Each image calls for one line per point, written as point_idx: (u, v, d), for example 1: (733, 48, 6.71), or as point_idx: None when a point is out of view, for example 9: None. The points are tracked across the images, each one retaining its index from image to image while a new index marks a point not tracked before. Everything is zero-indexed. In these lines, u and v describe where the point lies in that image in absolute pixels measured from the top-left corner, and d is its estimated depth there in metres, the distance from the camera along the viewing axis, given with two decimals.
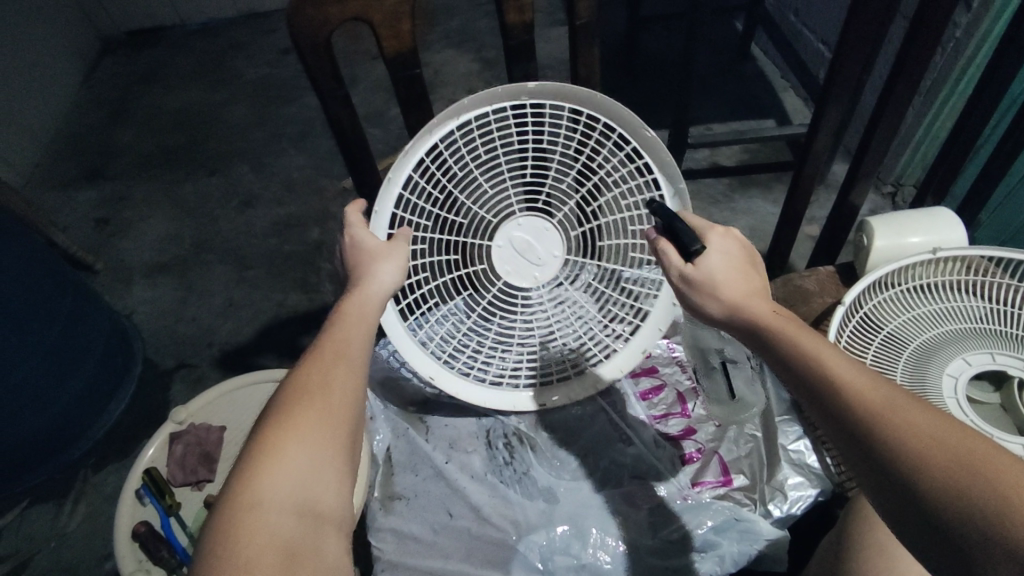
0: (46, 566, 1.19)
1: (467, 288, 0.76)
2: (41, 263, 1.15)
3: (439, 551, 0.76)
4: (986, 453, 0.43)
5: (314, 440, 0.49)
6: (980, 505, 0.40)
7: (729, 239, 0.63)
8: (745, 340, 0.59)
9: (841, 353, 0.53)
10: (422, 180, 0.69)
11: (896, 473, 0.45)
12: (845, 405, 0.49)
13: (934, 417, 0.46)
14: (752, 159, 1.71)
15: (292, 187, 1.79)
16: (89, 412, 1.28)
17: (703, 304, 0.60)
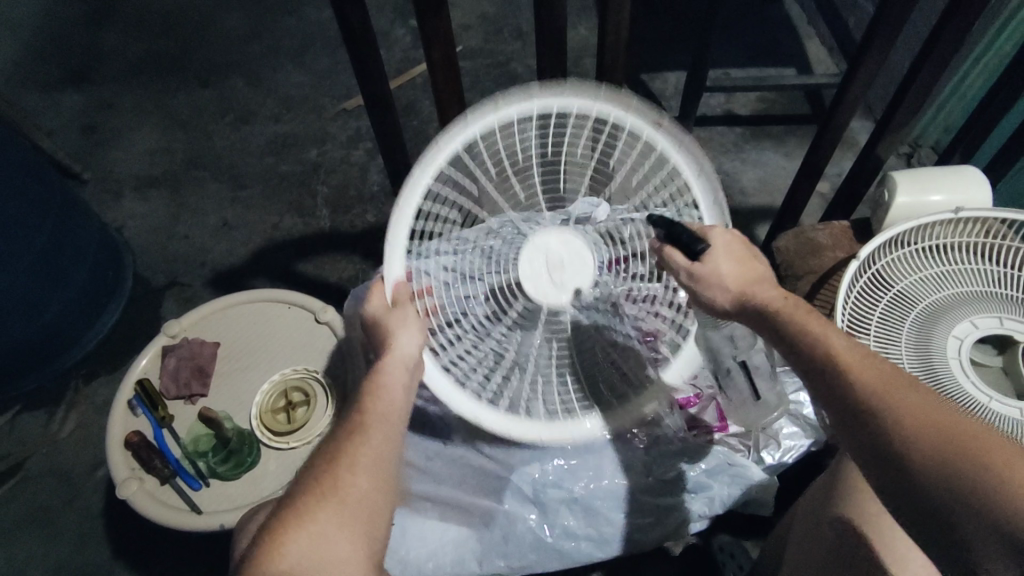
0: (38, 470, 1.20)
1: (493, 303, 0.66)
2: (25, 164, 1.09)
3: (431, 476, 0.76)
4: (972, 429, 0.46)
5: (327, 513, 0.52)
6: (968, 477, 0.43)
7: (728, 230, 0.60)
8: (756, 326, 0.59)
9: (840, 332, 0.55)
10: (443, 168, 0.61)
11: (885, 443, 0.48)
12: (846, 384, 0.51)
13: (929, 399, 0.48)
14: (770, 109, 1.64)
15: (289, 106, 1.71)
16: (78, 323, 1.26)
17: (709, 296, 0.60)
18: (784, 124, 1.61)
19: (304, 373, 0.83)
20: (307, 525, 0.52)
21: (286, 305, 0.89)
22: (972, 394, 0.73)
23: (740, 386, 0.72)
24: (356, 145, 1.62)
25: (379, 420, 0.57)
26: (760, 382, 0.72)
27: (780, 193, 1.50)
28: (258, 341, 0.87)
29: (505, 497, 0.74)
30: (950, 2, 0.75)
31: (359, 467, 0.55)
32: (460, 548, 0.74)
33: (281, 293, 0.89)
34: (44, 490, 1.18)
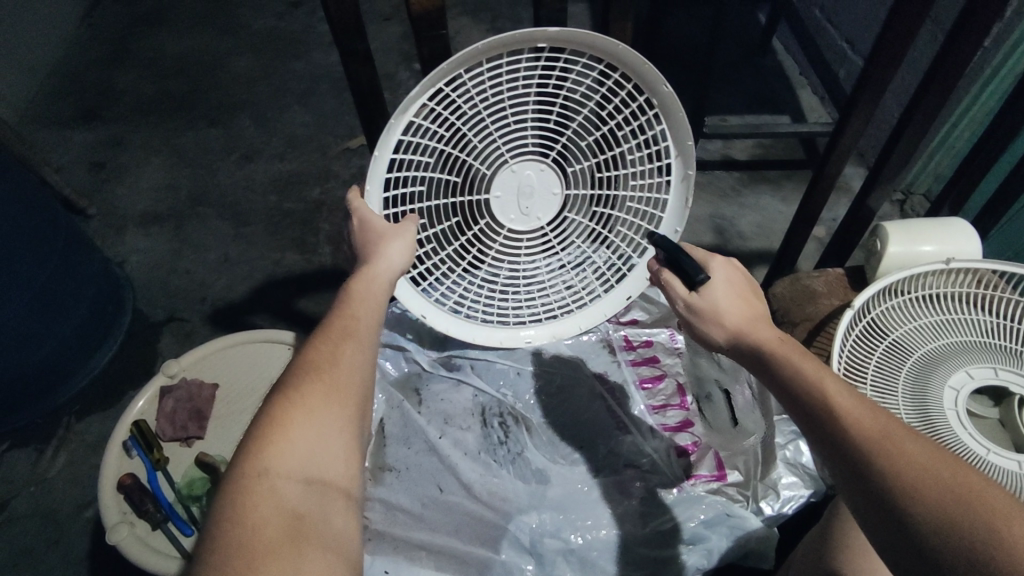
0: (25, 509, 1.18)
1: (460, 215, 0.76)
2: (33, 201, 1.11)
3: (426, 524, 0.74)
4: (977, 488, 0.44)
5: (320, 418, 0.50)
6: (974, 539, 0.42)
7: (728, 265, 0.65)
8: (749, 367, 0.60)
9: (838, 376, 0.54)
10: (430, 108, 0.66)
11: (885, 496, 0.46)
12: (843, 434, 0.50)
13: (926, 446, 0.47)
14: (763, 154, 1.69)
15: (295, 145, 1.75)
16: (74, 359, 1.26)
17: (706, 329, 0.63)
18: (777, 169, 1.65)
19: None
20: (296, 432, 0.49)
21: (285, 346, 0.90)
22: (972, 446, 0.73)
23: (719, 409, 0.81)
24: (359, 184, 1.65)
25: (363, 324, 0.58)
26: (739, 411, 0.80)
27: (776, 236, 1.52)
28: (257, 382, 0.88)
29: (501, 546, 0.72)
30: (935, 63, 0.78)
31: (347, 360, 0.54)
32: None
33: (279, 334, 0.90)
34: (30, 530, 1.16)
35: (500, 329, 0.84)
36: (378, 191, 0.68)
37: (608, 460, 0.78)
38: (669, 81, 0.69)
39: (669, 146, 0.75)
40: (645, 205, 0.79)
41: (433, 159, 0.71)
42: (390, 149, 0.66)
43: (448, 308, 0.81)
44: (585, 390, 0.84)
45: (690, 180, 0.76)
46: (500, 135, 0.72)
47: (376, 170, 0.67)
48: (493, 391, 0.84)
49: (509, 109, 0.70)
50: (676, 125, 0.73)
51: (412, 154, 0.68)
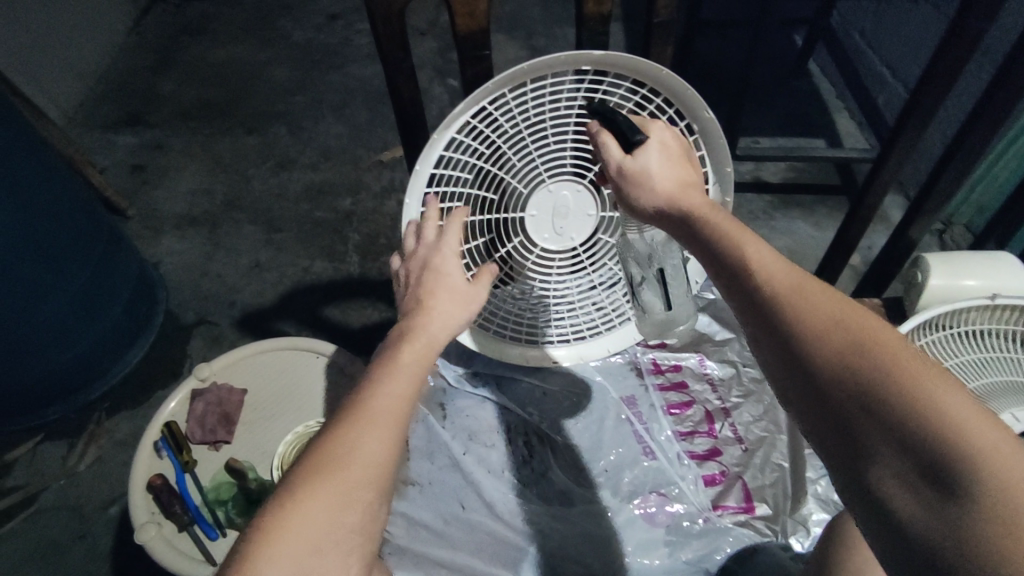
0: (53, 502, 1.21)
1: (494, 232, 0.77)
2: (75, 202, 1.14)
3: (447, 541, 0.74)
4: (898, 347, 0.40)
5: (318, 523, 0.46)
6: (885, 392, 0.38)
7: (667, 132, 0.64)
8: (676, 230, 0.60)
9: (764, 242, 0.52)
10: (471, 125, 0.68)
11: (805, 356, 0.43)
12: (756, 284, 0.48)
13: (842, 300, 0.44)
14: (796, 179, 1.67)
15: (329, 155, 1.78)
16: (107, 356, 1.29)
17: (635, 193, 0.62)
18: (811, 194, 1.63)
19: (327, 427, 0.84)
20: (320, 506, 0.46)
21: (314, 355, 0.91)
22: None
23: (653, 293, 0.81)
24: (389, 196, 1.67)
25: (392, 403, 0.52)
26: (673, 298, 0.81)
27: (808, 262, 1.50)
28: (286, 389, 0.89)
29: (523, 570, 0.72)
30: (985, 96, 0.76)
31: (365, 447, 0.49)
32: None
33: (309, 342, 0.91)
34: (57, 523, 1.19)
35: (528, 346, 0.84)
36: (416, 205, 0.69)
37: (633, 487, 0.77)
38: (711, 106, 0.70)
39: (707, 172, 0.77)
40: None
41: (472, 176, 0.72)
42: (431, 163, 0.68)
43: (478, 323, 0.81)
44: (612, 414, 0.83)
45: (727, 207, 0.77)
46: (540, 156, 0.73)
47: (416, 185, 0.69)
48: (518, 408, 0.84)
49: (548, 129, 0.71)
50: (716, 151, 0.74)
51: (451, 170, 0.70)
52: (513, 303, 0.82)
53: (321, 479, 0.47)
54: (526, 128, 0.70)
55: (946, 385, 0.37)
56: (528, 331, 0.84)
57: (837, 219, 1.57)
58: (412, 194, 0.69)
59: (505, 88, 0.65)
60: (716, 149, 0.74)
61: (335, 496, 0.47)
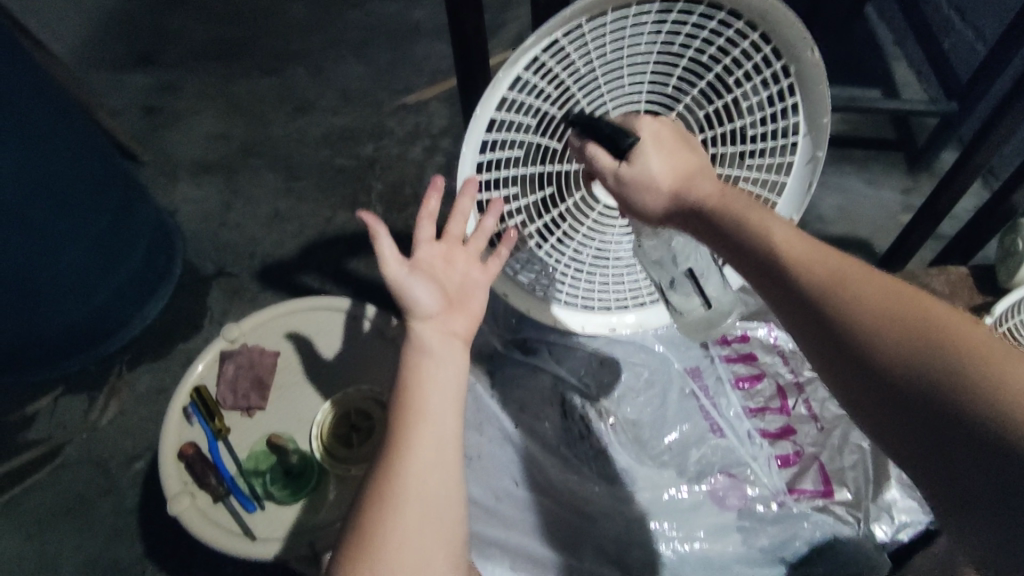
0: (77, 456, 1.18)
1: (555, 185, 0.68)
2: (86, 146, 1.05)
3: (501, 519, 0.73)
4: (958, 333, 0.39)
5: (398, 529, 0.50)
6: (958, 389, 0.37)
7: (655, 122, 0.59)
8: (693, 226, 0.58)
9: (794, 233, 0.50)
10: (538, 62, 0.58)
11: (868, 362, 0.42)
12: (799, 287, 0.47)
13: (885, 289, 0.44)
14: (852, 131, 1.52)
15: (349, 98, 1.66)
16: (126, 308, 1.24)
17: (643, 198, 0.60)
18: (866, 149, 1.49)
19: (368, 396, 0.81)
20: (402, 514, 0.50)
21: (346, 315, 0.86)
22: None
23: (687, 294, 0.73)
24: (413, 143, 1.57)
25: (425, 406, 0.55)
26: (710, 290, 0.73)
27: (862, 221, 1.40)
28: (320, 351, 0.84)
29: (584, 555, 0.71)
30: None
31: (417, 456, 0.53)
32: None
33: (340, 302, 0.86)
34: (82, 478, 1.16)
35: (584, 313, 0.77)
36: (472, 154, 0.61)
37: (700, 467, 0.75)
38: (816, 45, 0.59)
39: (798, 122, 0.67)
40: (759, 188, 0.72)
41: (535, 123, 0.62)
42: (492, 107, 0.59)
43: (531, 287, 0.74)
44: (673, 388, 0.79)
45: (819, 164, 0.68)
46: (612, 100, 0.64)
47: (474, 131, 0.60)
48: (573, 378, 0.80)
49: (625, 68, 0.61)
50: (814, 98, 0.64)
51: (511, 115, 0.61)
52: (569, 266, 0.73)
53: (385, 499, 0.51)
54: (601, 67, 0.60)
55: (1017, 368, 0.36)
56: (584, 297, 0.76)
57: (894, 175, 1.45)
58: (469, 140, 0.61)
59: (583, 19, 0.55)
60: (818, 95, 0.63)
61: (417, 502, 0.51)
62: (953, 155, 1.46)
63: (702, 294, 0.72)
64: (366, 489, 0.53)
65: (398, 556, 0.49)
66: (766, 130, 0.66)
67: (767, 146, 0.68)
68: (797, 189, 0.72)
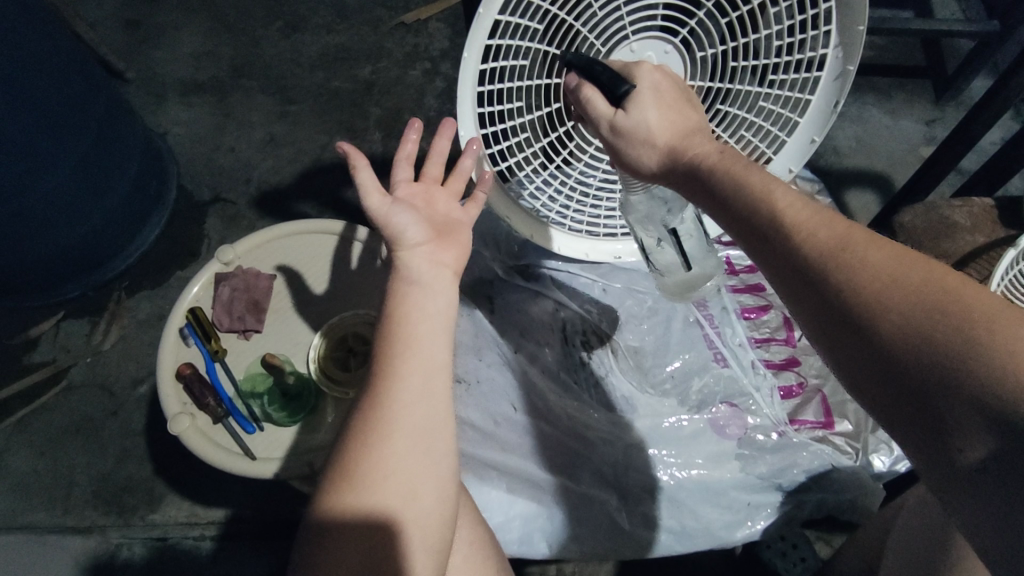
0: (83, 379, 1.19)
1: (563, 100, 0.62)
2: (68, 59, 0.98)
3: (498, 442, 0.72)
4: (961, 295, 0.38)
5: (389, 465, 0.49)
6: (962, 352, 0.36)
7: (656, 71, 0.56)
8: (683, 185, 0.54)
9: (788, 188, 0.48)
10: None
11: (863, 327, 0.40)
12: (794, 247, 0.44)
13: (885, 248, 0.42)
14: (877, 58, 1.41)
15: (344, 13, 1.55)
16: (121, 234, 1.21)
17: (636, 152, 0.56)
18: (889, 77, 1.40)
19: (366, 320, 0.80)
20: (392, 452, 0.50)
21: (336, 238, 0.84)
22: None
23: (669, 254, 0.70)
24: (413, 64, 1.49)
25: (414, 343, 0.53)
26: (690, 251, 0.69)
27: (879, 152, 1.34)
28: (317, 276, 0.83)
29: (581, 478, 0.73)
30: None
31: (407, 394, 0.51)
32: (528, 526, 0.71)
33: (333, 226, 0.83)
34: (88, 399, 1.17)
35: (588, 240, 0.74)
36: (474, 61, 0.57)
37: (702, 397, 0.76)
38: None
39: (829, 33, 0.61)
40: (782, 106, 0.67)
41: (543, 27, 0.57)
42: (497, 7, 0.54)
43: (535, 211, 0.70)
44: (679, 318, 0.79)
45: (849, 80, 0.63)
46: (628, 4, 0.58)
47: (477, 36, 0.55)
48: (576, 306, 0.80)
49: None
50: (848, 6, 0.59)
51: (518, 17, 0.55)
52: (575, 188, 0.70)
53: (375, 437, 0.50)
54: None
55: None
56: (589, 222, 0.74)
57: (917, 106, 1.37)
58: (470, 46, 0.56)
59: None
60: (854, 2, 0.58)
61: (407, 439, 0.50)
62: (983, 85, 1.38)
63: (685, 259, 0.69)
64: (351, 423, 0.51)
65: (384, 499, 0.49)
66: (794, 41, 0.61)
67: (793, 59, 0.62)
68: (821, 110, 0.67)
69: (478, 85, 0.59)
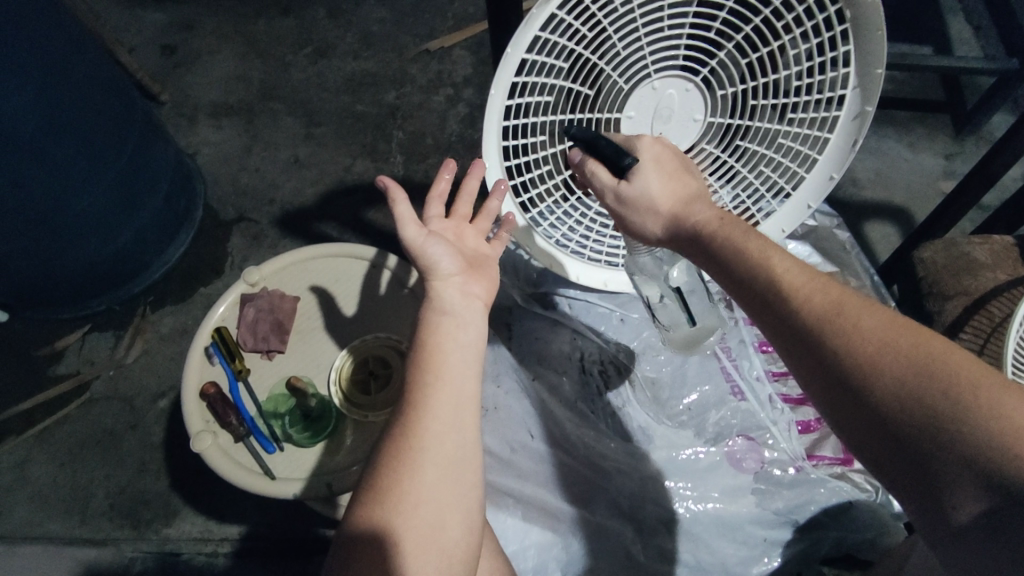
0: (106, 392, 1.21)
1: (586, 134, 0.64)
2: (107, 84, 1.03)
3: (515, 470, 0.73)
4: (945, 357, 0.41)
5: (416, 496, 0.50)
6: (951, 413, 0.39)
7: (656, 144, 0.58)
8: (686, 248, 0.58)
9: (782, 252, 0.52)
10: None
11: (860, 389, 0.43)
12: (792, 312, 0.48)
13: (871, 313, 0.46)
14: (896, 92, 1.42)
15: (370, 41, 1.59)
16: (149, 250, 1.25)
17: (638, 219, 0.59)
18: (908, 111, 1.40)
19: (388, 347, 0.81)
20: (421, 480, 0.50)
21: (367, 264, 0.86)
22: None
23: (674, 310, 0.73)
24: (435, 91, 1.52)
25: (444, 380, 0.54)
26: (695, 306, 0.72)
27: (898, 185, 1.34)
28: (337, 298, 0.85)
29: (596, 509, 0.73)
30: None
31: (436, 424, 0.52)
32: (543, 555, 0.71)
33: (357, 249, 0.85)
34: (110, 412, 1.20)
35: (605, 270, 0.75)
36: (501, 97, 0.59)
37: (718, 429, 0.76)
38: None
39: (848, 74, 0.63)
40: (801, 144, 0.68)
41: (568, 67, 0.59)
42: (524, 46, 0.56)
43: (554, 241, 0.71)
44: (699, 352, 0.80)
45: (868, 119, 0.64)
46: (651, 45, 0.60)
47: (503, 74, 0.57)
48: (593, 335, 0.81)
49: (666, 9, 0.57)
50: (868, 46, 0.60)
51: (544, 57, 0.57)
52: (595, 222, 0.72)
53: (405, 466, 0.51)
54: (637, 5, 0.56)
55: (1003, 396, 0.38)
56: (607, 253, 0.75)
57: (936, 140, 1.37)
58: (497, 84, 0.58)
59: None
60: (873, 45, 0.59)
61: (437, 469, 0.51)
62: (1004, 120, 1.38)
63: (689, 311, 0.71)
64: (380, 452, 0.53)
65: (413, 529, 0.49)
66: (813, 83, 0.62)
67: (813, 99, 0.64)
68: (841, 148, 0.68)
69: (504, 120, 0.61)
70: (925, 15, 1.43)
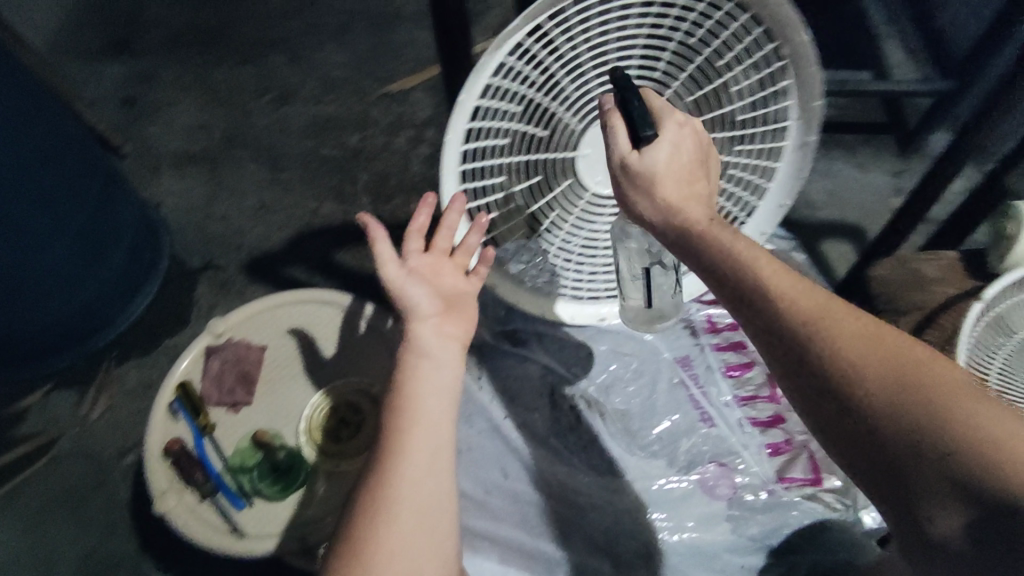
0: (68, 452, 1.17)
1: (542, 172, 0.66)
2: (66, 141, 1.02)
3: (492, 513, 0.74)
4: (921, 370, 0.43)
5: (394, 547, 0.49)
6: (932, 424, 0.40)
7: (683, 128, 0.57)
8: (673, 245, 0.56)
9: (771, 258, 0.52)
10: (525, 46, 0.58)
11: (846, 396, 0.44)
12: (778, 314, 0.48)
13: (854, 322, 0.46)
14: (841, 116, 1.49)
15: (333, 86, 1.62)
16: (113, 303, 1.22)
17: (636, 197, 0.57)
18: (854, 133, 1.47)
19: (358, 392, 0.81)
20: (397, 530, 0.50)
21: (334, 308, 0.85)
22: None
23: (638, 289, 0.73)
24: (399, 132, 1.54)
25: (421, 426, 0.54)
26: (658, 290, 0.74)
27: (850, 204, 1.39)
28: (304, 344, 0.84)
29: (575, 545, 0.72)
30: None
31: (414, 471, 0.52)
32: None
33: (323, 294, 0.85)
34: (72, 473, 1.15)
35: (572, 302, 0.74)
36: (456, 143, 0.59)
37: (690, 457, 0.76)
38: (808, 28, 0.57)
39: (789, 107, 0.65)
40: (750, 173, 0.72)
41: (521, 109, 0.61)
42: (476, 93, 0.57)
43: (518, 276, 0.71)
44: (667, 381, 0.81)
45: (810, 150, 0.66)
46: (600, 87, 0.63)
47: (457, 120, 0.58)
48: (561, 369, 0.82)
49: (612, 54, 0.61)
50: (805, 83, 0.62)
51: (497, 101, 0.59)
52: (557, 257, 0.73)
53: (382, 516, 0.50)
54: (582, 50, 0.59)
55: (977, 408, 0.40)
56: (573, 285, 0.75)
57: (883, 160, 1.44)
58: (451, 130, 0.59)
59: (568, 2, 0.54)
60: (809, 82, 0.61)
61: (414, 516, 0.50)
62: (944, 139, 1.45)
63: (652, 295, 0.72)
64: (358, 500, 0.52)
65: None
66: (755, 115, 0.66)
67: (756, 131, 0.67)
68: (791, 176, 0.70)
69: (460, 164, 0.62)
70: (862, 44, 1.51)
